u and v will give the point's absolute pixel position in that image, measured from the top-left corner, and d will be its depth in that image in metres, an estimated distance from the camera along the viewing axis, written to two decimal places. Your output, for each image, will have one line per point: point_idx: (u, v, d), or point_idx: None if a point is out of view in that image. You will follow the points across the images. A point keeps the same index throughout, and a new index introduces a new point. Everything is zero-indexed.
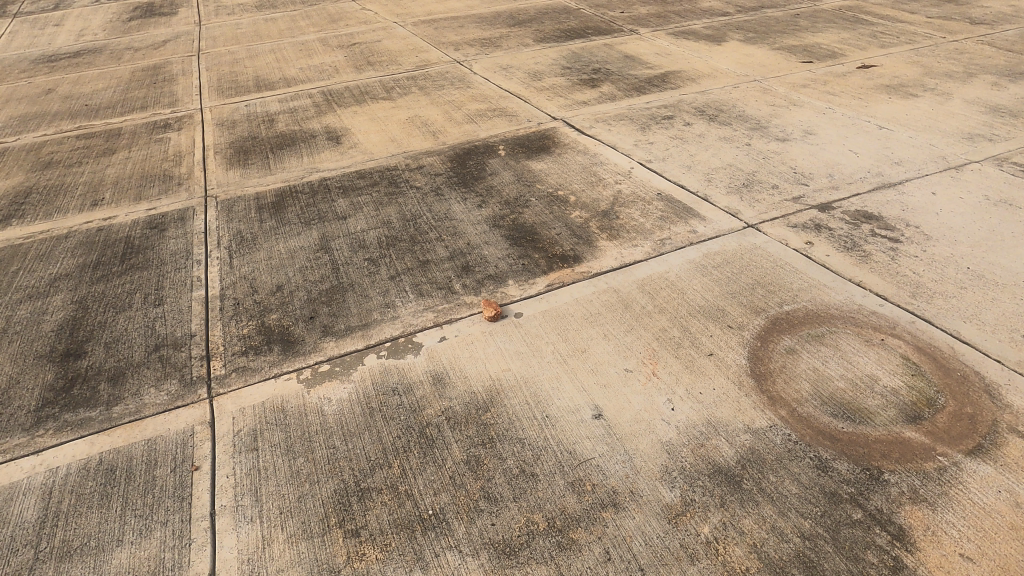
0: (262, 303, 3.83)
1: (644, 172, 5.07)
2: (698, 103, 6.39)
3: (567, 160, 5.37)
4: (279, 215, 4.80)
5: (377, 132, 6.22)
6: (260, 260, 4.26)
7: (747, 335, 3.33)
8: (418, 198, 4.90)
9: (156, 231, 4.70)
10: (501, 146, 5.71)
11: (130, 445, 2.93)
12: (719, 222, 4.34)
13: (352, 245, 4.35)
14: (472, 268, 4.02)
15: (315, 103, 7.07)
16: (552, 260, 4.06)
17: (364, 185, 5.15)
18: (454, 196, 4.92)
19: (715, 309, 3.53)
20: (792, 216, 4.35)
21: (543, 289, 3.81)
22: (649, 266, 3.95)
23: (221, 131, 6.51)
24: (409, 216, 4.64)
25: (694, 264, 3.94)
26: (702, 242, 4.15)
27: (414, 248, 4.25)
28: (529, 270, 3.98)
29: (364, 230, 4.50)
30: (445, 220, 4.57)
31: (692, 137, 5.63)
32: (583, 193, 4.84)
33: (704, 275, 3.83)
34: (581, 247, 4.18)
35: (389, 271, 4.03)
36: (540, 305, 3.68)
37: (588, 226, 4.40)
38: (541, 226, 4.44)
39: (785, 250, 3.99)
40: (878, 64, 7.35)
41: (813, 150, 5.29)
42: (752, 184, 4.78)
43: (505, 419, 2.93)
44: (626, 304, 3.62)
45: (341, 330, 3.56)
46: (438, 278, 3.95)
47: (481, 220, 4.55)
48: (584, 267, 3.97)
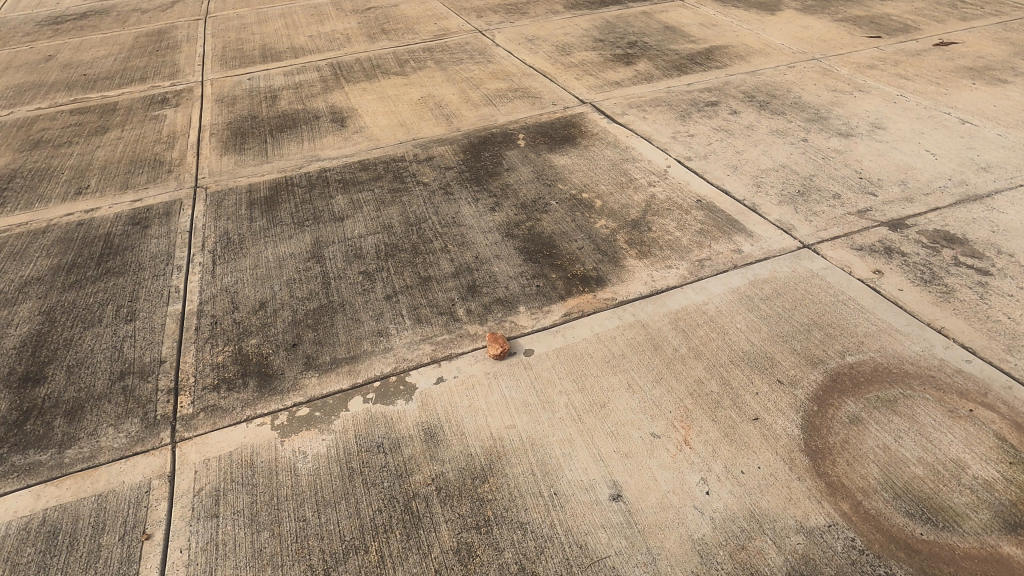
0: (242, 324, 3.41)
1: (683, 172, 4.43)
2: (747, 87, 5.63)
3: (594, 154, 4.74)
4: (271, 214, 4.34)
5: (386, 113, 5.65)
6: (245, 269, 3.82)
7: (801, 394, 2.76)
8: (424, 197, 4.37)
9: (138, 228, 4.29)
10: (521, 135, 5.09)
11: (78, 501, 2.58)
12: (769, 240, 3.72)
13: (346, 254, 3.87)
14: (479, 289, 3.52)
15: (322, 77, 6.50)
16: (571, 282, 3.52)
17: (366, 179, 4.63)
18: (465, 196, 4.37)
19: (763, 356, 2.96)
20: (857, 235, 3.69)
21: (558, 320, 3.28)
22: (684, 295, 3.38)
23: (220, 108, 6.02)
24: (412, 220, 4.12)
25: (738, 294, 3.35)
26: (748, 265, 3.55)
27: (416, 261, 3.75)
28: (544, 294, 3.46)
29: (362, 236, 4.01)
30: (452, 227, 4.04)
31: (740, 130, 4.92)
32: (611, 196, 4.24)
33: (750, 309, 3.25)
34: (605, 266, 3.63)
35: (386, 290, 3.55)
36: (554, 341, 3.17)
37: (615, 240, 3.82)
38: (561, 237, 3.88)
39: (849, 280, 3.37)
40: (960, 40, 6.39)
41: (882, 149, 4.55)
42: (810, 192, 4.10)
43: (505, 494, 2.47)
44: (655, 345, 3.08)
45: (326, 363, 3.12)
46: (439, 301, 3.46)
47: (493, 227, 4.01)
48: (608, 293, 3.43)
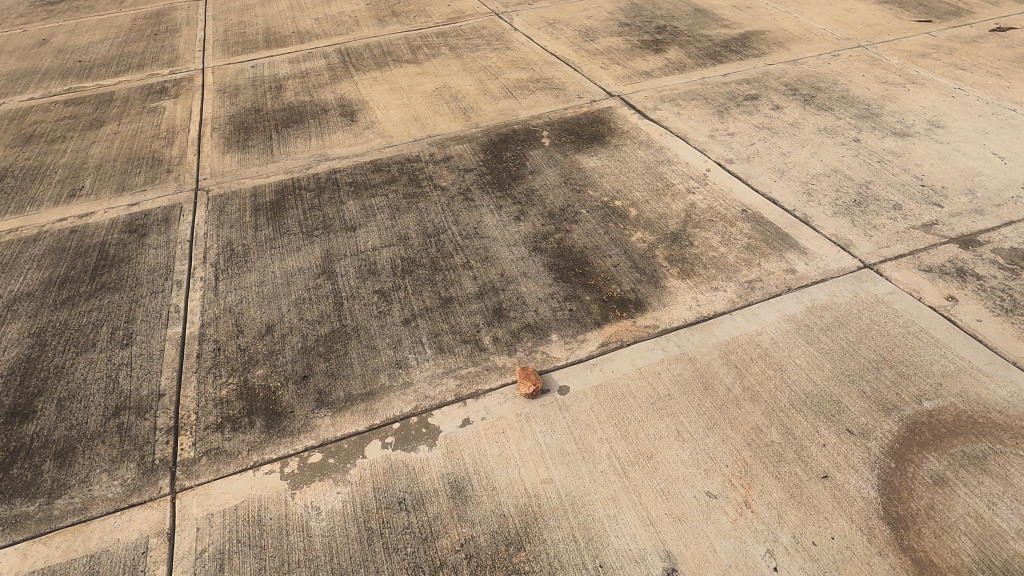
0: (248, 351, 3.13)
1: (725, 177, 4.06)
2: (789, 78, 5.20)
3: (626, 154, 4.37)
4: (277, 222, 4.02)
5: (399, 106, 5.27)
6: (250, 286, 3.52)
7: (875, 447, 2.45)
8: (443, 205, 4.03)
9: (136, 237, 3.98)
10: (545, 132, 4.72)
11: (68, 563, 2.32)
12: (826, 259, 3.36)
13: (360, 270, 3.56)
14: (506, 313, 3.21)
15: (330, 65, 6.11)
16: (608, 306, 3.20)
17: (379, 183, 4.29)
18: (486, 202, 4.03)
19: (828, 400, 2.65)
20: (924, 253, 3.33)
21: (595, 352, 2.97)
22: (734, 323, 3.05)
23: (222, 100, 5.65)
24: (431, 230, 3.80)
25: (795, 322, 3.02)
26: (803, 288, 3.21)
27: (436, 280, 3.44)
28: (578, 320, 3.14)
29: (376, 250, 3.69)
30: (474, 239, 3.71)
31: (783, 128, 4.53)
32: (646, 204, 3.89)
33: (810, 341, 2.92)
34: (644, 287, 3.30)
35: (404, 313, 3.25)
36: (592, 376, 2.86)
37: (654, 256, 3.49)
38: (594, 253, 3.55)
39: (919, 308, 3.02)
40: (1018, 25, 5.89)
41: (943, 151, 4.15)
42: (867, 201, 3.73)
43: (545, 564, 2.19)
44: (705, 383, 2.77)
45: (340, 400, 2.84)
46: (463, 327, 3.15)
47: (519, 240, 3.68)
48: (649, 320, 3.11)
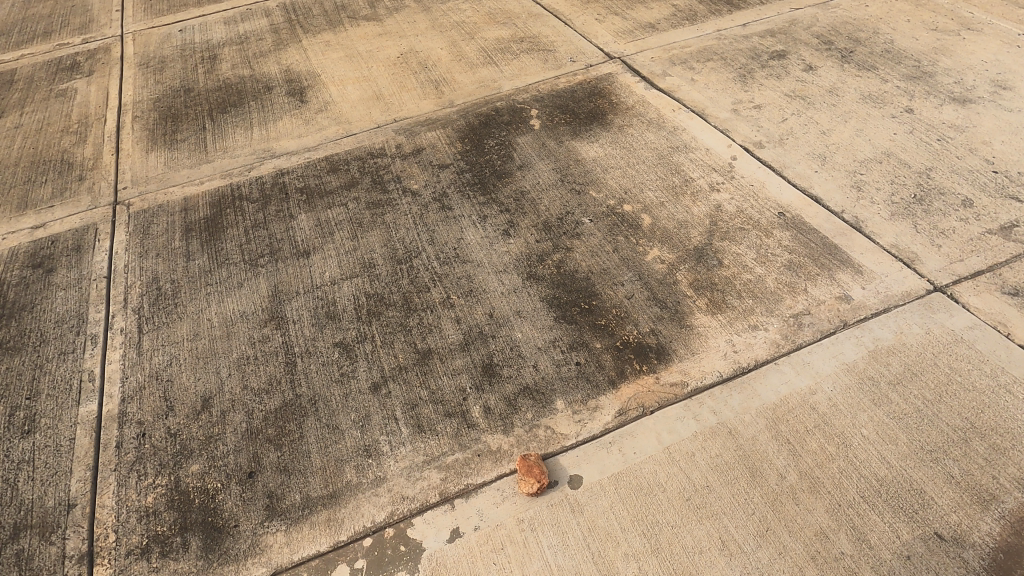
0: (180, 437, 2.52)
1: (754, 166, 3.35)
2: (821, 27, 4.36)
3: (633, 139, 3.62)
4: (213, 247, 3.30)
5: (357, 79, 4.40)
6: (183, 341, 2.86)
7: (973, 560, 1.95)
8: (415, 216, 3.32)
9: (41, 274, 3.25)
10: (533, 110, 3.93)
11: None
12: (886, 280, 2.75)
13: (316, 315, 2.90)
14: (498, 372, 2.60)
15: (273, 26, 5.12)
16: (623, 357, 2.60)
17: (336, 189, 3.54)
18: (467, 212, 3.32)
19: (906, 488, 2.12)
20: (1006, 269, 2.72)
21: (611, 424, 2.40)
22: (780, 377, 2.47)
23: (145, 76, 4.71)
24: (401, 255, 3.12)
25: (855, 374, 2.44)
26: (862, 322, 2.61)
27: (410, 325, 2.80)
28: (587, 378, 2.55)
29: (336, 285, 3.02)
30: (455, 266, 3.04)
31: (820, 96, 3.77)
32: (662, 208, 3.20)
33: (877, 401, 2.35)
34: (666, 327, 2.69)
35: (372, 377, 2.63)
36: (609, 461, 2.31)
37: (675, 283, 2.85)
38: (602, 280, 2.90)
39: (1009, 350, 2.45)
40: None
41: (1015, 123, 3.44)
42: (929, 197, 3.07)
43: None
44: (752, 468, 2.22)
45: (296, 507, 2.27)
46: (445, 393, 2.55)
47: (509, 265, 3.02)
48: (675, 375, 2.52)
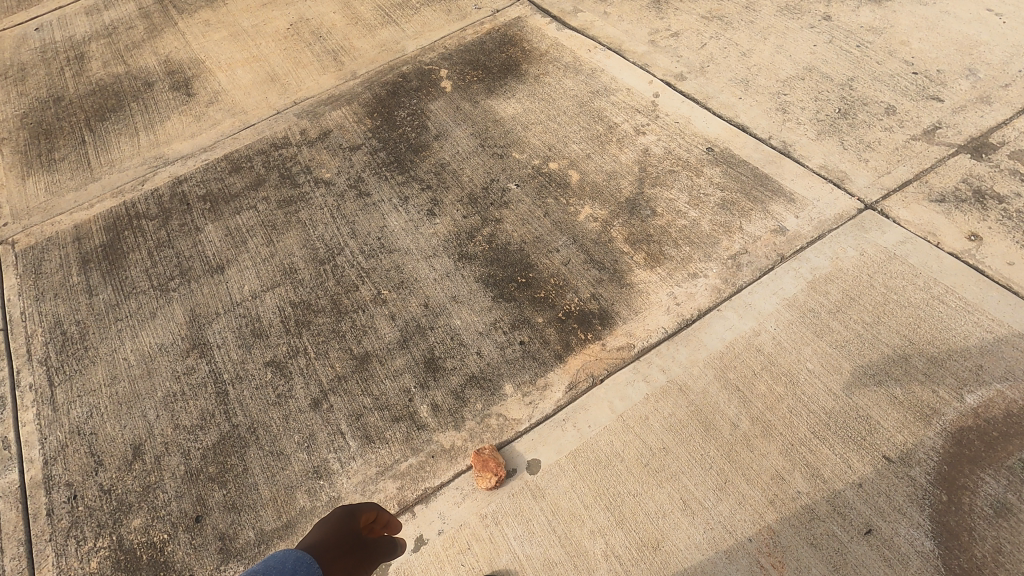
0: (115, 492, 2.35)
1: (677, 101, 3.21)
2: None
3: (550, 88, 3.41)
4: (117, 277, 3.02)
5: (246, 60, 3.99)
6: (101, 388, 2.64)
7: (920, 477, 2.00)
8: (332, 209, 3.09)
9: None
10: (443, 70, 3.64)
11: None
12: (818, 204, 2.71)
13: (241, 334, 2.71)
14: (442, 365, 2.49)
15: (142, 10, 4.57)
16: (567, 328, 2.52)
17: (242, 191, 3.26)
18: (387, 195, 3.11)
19: (854, 416, 2.14)
20: (932, 175, 2.70)
21: (563, 400, 2.34)
22: (724, 324, 2.44)
23: (4, 89, 4.17)
24: (323, 255, 2.92)
25: (797, 308, 2.42)
26: (798, 254, 2.58)
27: (343, 330, 2.65)
28: (533, 357, 2.46)
29: (257, 298, 2.81)
30: (381, 257, 2.87)
31: (736, 14, 3.60)
32: (589, 161, 3.05)
33: (819, 332, 2.35)
34: (606, 290, 2.61)
35: (311, 392, 2.50)
36: (565, 439, 2.26)
37: (610, 240, 2.75)
38: (536, 249, 2.78)
39: (939, 259, 2.46)
40: None
41: (930, 17, 3.36)
42: (854, 109, 3.00)
43: None
44: (705, 422, 2.21)
45: (252, 544, 2.17)
46: (390, 397, 2.44)
47: (438, 248, 2.86)
48: (621, 339, 2.46)
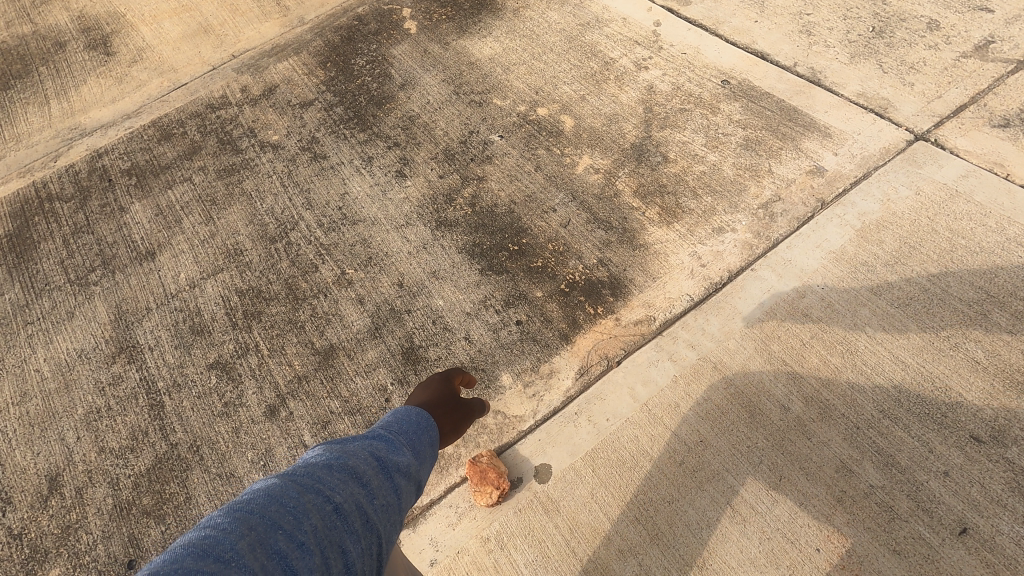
0: (26, 538, 1.89)
1: (682, 30, 2.75)
2: None
3: (532, 23, 2.92)
4: (26, 271, 2.50)
5: (176, 11, 3.41)
6: (9, 407, 2.16)
7: (1019, 459, 1.63)
8: (282, 176, 2.59)
9: None
10: (405, 10, 3.12)
11: None
12: (859, 138, 2.28)
13: (178, 332, 2.23)
14: (424, 356, 2.06)
15: None
16: (572, 302, 2.09)
17: (175, 161, 2.74)
18: (347, 156, 2.61)
19: (929, 389, 1.76)
20: (991, 97, 2.29)
21: (573, 390, 1.93)
22: (761, 286, 2.02)
23: None
24: (273, 231, 2.43)
25: (846, 262, 2.02)
26: (842, 198, 2.16)
27: (302, 320, 2.19)
28: (533, 339, 2.04)
29: (196, 287, 2.33)
30: (344, 230, 2.39)
31: None
32: (583, 103, 2.59)
33: (876, 289, 1.95)
34: (616, 253, 2.17)
35: (266, 398, 2.04)
36: (579, 436, 1.85)
37: (616, 195, 2.31)
38: (528, 210, 2.33)
39: (1011, 194, 2.06)
40: None
41: None
42: (890, 27, 2.56)
43: None
44: (749, 406, 1.81)
45: None
46: (362, 399, 2.00)
47: (411, 215, 2.39)
48: (638, 312, 2.04)
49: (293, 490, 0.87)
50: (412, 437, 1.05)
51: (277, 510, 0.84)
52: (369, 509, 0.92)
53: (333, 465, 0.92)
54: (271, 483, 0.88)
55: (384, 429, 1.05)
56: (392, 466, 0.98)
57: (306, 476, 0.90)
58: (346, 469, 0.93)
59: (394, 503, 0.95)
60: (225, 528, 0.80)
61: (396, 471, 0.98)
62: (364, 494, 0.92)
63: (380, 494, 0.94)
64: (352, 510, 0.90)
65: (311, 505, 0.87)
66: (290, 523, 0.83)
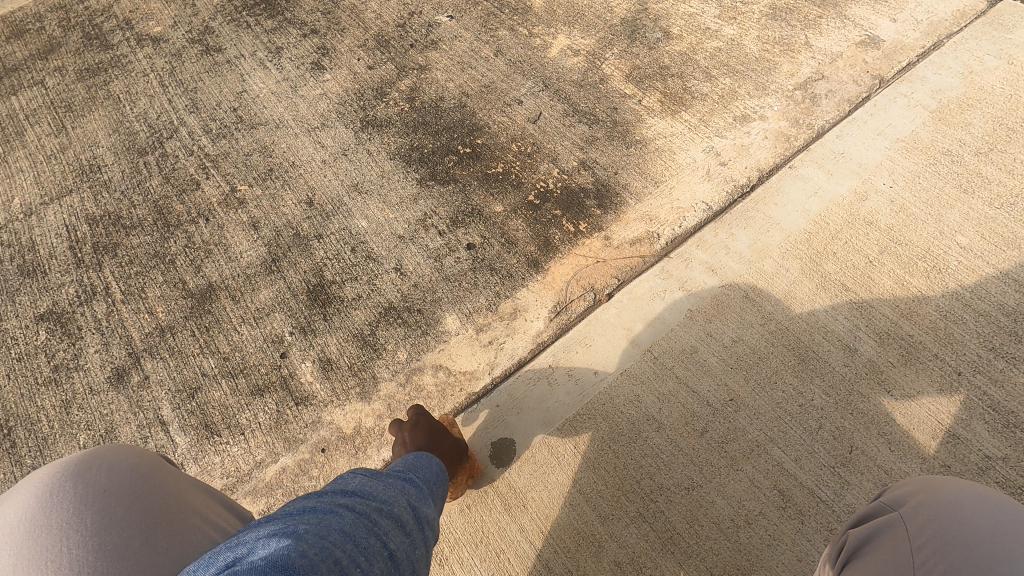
0: None
1: None
2: None
3: None
4: None
5: None
6: None
7: None
8: (162, 74, 1.96)
9: None
10: None
11: None
12: (924, 1, 1.72)
13: (2, 274, 1.60)
14: (338, 295, 1.47)
15: None
16: (544, 218, 1.51)
17: (24, 61, 2.08)
18: (249, 47, 1.99)
19: None
20: None
21: (546, 335, 1.36)
22: (804, 188, 1.46)
23: None
24: (144, 142, 1.81)
25: (920, 154, 1.46)
26: (907, 74, 1.60)
27: (172, 253, 1.58)
28: (490, 266, 1.45)
29: (33, 215, 1.70)
30: (238, 136, 1.78)
31: None
32: None
33: (966, 187, 1.40)
34: (603, 153, 1.59)
35: (114, 359, 1.44)
36: (556, 399, 1.28)
37: (602, 80, 1.72)
38: (485, 103, 1.73)
39: None
40: None
41: None
42: None
43: None
44: (799, 348, 1.25)
45: None
46: (248, 355, 1.41)
47: (329, 115, 1.78)
48: (636, 228, 1.46)
49: (359, 523, 0.66)
50: (432, 488, 0.87)
51: (350, 544, 0.62)
52: (418, 562, 0.71)
53: (382, 504, 0.72)
54: (328, 509, 0.66)
55: (403, 472, 0.86)
56: (427, 514, 0.79)
57: (363, 508, 0.69)
58: (394, 509, 0.73)
59: (427, 557, 0.75)
60: (315, 552, 0.57)
61: (429, 523, 0.79)
62: (410, 543, 0.71)
63: (422, 545, 0.73)
64: (404, 556, 0.69)
65: (375, 544, 0.65)
66: (362, 563, 0.62)
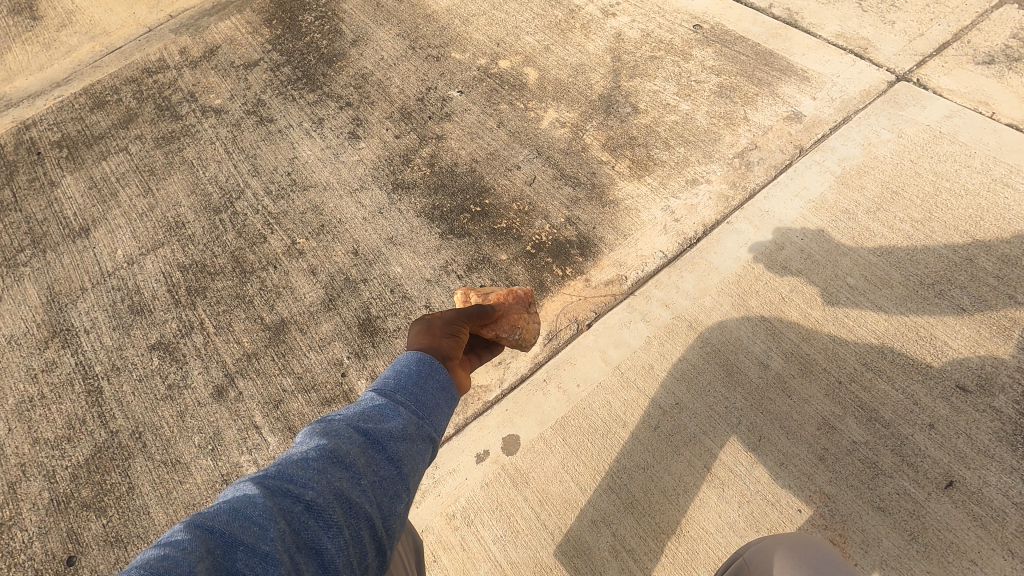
0: None
1: None
2: None
3: None
4: None
5: None
6: None
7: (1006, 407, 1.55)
8: (226, 142, 2.40)
9: None
10: None
11: None
12: (839, 81, 2.16)
13: (117, 312, 2.06)
14: (382, 327, 1.92)
15: None
16: (539, 264, 1.95)
17: (109, 130, 2.52)
18: (296, 118, 2.43)
19: (914, 338, 1.67)
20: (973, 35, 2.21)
21: (542, 356, 1.82)
22: (738, 239, 1.91)
23: None
24: (217, 202, 2.25)
25: (826, 211, 1.91)
26: (822, 144, 2.05)
27: (250, 294, 2.03)
28: None
29: (135, 264, 2.15)
30: (293, 197, 2.22)
31: None
32: (548, 55, 2.45)
33: (858, 238, 1.84)
34: (585, 210, 2.04)
35: (213, 378, 1.89)
36: (549, 404, 1.74)
37: (584, 149, 2.16)
38: (491, 168, 2.18)
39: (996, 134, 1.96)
40: None
41: None
42: None
43: None
44: (726, 364, 1.71)
45: None
46: (317, 374, 1.86)
47: (366, 178, 2.23)
48: (609, 272, 1.91)
49: (259, 490, 0.69)
50: (408, 388, 0.84)
51: (238, 522, 0.66)
52: (359, 495, 0.73)
53: (308, 456, 0.73)
54: (236, 484, 0.71)
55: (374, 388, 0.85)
56: (385, 434, 0.77)
57: (279, 471, 0.71)
58: (322, 450, 0.73)
59: (388, 477, 0.75)
60: (184, 545, 0.62)
61: (391, 440, 0.77)
62: (348, 479, 0.73)
63: (368, 479, 0.74)
64: (333, 500, 0.71)
65: (280, 507, 0.68)
66: (253, 535, 0.65)
